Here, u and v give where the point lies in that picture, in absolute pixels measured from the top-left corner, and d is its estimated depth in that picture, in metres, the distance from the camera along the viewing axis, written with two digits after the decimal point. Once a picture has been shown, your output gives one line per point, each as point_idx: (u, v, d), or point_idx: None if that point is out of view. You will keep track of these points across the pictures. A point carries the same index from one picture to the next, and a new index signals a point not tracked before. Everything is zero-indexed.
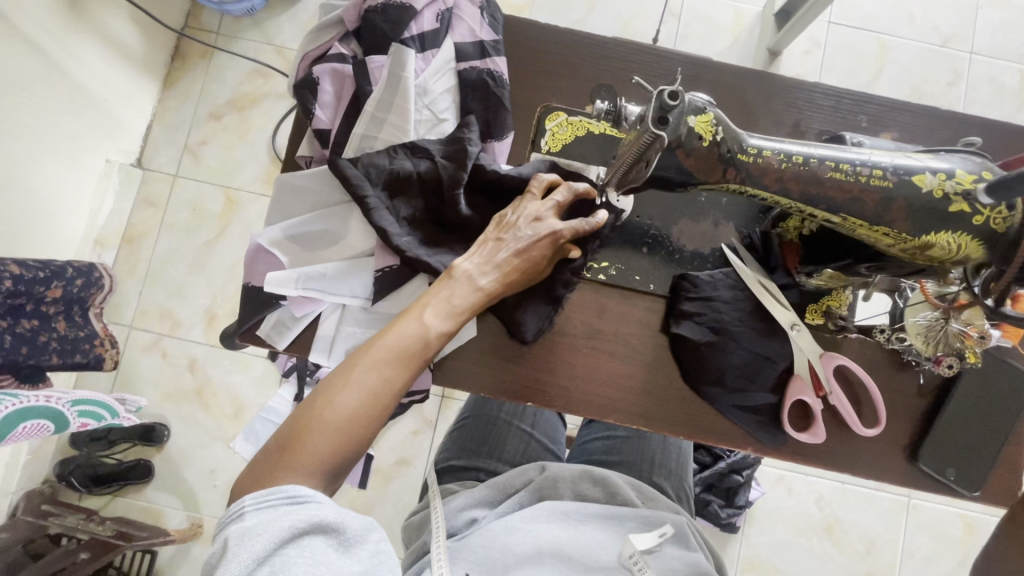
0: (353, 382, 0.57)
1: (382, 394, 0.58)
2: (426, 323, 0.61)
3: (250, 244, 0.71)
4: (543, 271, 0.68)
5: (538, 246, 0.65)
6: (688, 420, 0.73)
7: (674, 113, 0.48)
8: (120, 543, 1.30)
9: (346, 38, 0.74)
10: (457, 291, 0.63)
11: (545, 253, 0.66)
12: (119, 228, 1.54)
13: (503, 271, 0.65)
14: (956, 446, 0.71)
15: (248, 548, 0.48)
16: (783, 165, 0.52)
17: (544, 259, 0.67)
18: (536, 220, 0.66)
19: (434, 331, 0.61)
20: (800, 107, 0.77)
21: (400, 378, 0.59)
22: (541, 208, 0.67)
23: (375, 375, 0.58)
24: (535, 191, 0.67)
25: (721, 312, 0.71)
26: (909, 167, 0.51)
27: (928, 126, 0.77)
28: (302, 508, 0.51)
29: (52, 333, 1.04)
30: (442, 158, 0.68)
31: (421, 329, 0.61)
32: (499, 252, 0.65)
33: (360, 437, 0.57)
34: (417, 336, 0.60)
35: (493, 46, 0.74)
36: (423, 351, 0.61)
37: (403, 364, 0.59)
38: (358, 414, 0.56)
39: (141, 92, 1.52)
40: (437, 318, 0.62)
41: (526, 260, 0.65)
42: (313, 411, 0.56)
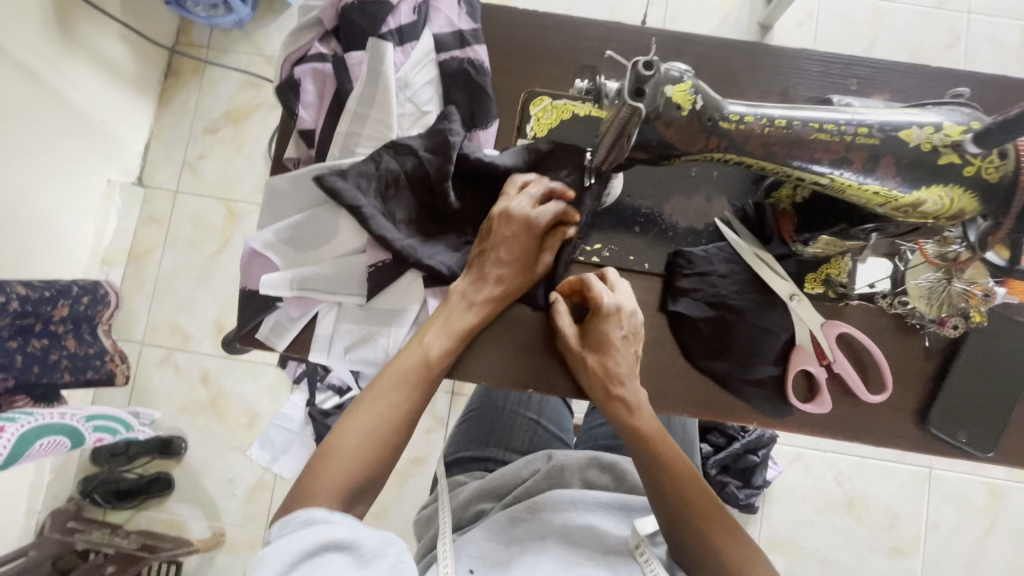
0: (365, 411, 0.61)
1: (394, 417, 0.62)
2: (428, 347, 0.65)
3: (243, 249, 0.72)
4: (533, 270, 0.69)
5: (523, 245, 0.67)
6: (691, 397, 0.72)
7: (650, 83, 0.46)
8: (145, 555, 1.38)
9: (326, 37, 0.74)
10: (452, 311, 0.67)
11: (530, 250, 0.68)
12: (125, 247, 1.56)
13: (493, 282, 0.67)
14: (968, 409, 0.70)
15: (266, 568, 0.49)
16: (767, 129, 0.50)
17: (528, 262, 0.69)
18: (510, 217, 0.66)
19: (437, 353, 0.65)
20: (788, 75, 0.76)
21: (411, 399, 0.63)
22: (516, 203, 0.67)
23: (386, 400, 0.62)
24: (511, 190, 0.68)
25: (718, 286, 0.70)
26: (896, 122, 0.49)
27: (920, 86, 0.75)
28: (316, 528, 0.52)
29: (63, 351, 1.06)
30: (426, 153, 0.68)
31: (424, 353, 0.65)
32: (486, 264, 0.67)
33: (381, 458, 0.60)
34: (421, 359, 0.65)
35: (473, 34, 0.73)
36: (429, 372, 0.65)
37: (411, 386, 0.64)
38: (374, 438, 0.60)
39: (137, 111, 1.54)
40: (438, 339, 0.66)
41: (512, 265, 0.68)
42: (330, 443, 0.59)
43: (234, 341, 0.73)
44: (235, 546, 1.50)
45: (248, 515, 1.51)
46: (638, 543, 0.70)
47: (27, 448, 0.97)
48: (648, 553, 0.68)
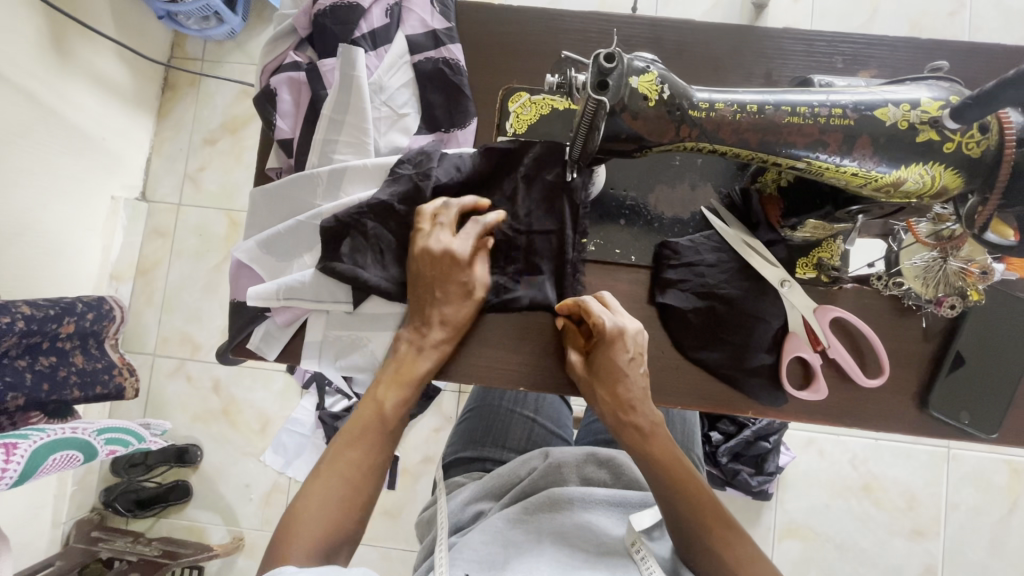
0: (328, 471, 0.63)
1: (355, 472, 0.63)
2: (381, 401, 0.66)
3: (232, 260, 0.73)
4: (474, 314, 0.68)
5: (462, 292, 0.67)
6: (684, 391, 0.72)
7: (613, 75, 0.46)
8: (167, 561, 1.40)
9: (302, 45, 0.74)
10: (405, 358, 0.67)
11: (471, 294, 0.68)
12: (132, 261, 1.59)
13: (443, 327, 0.67)
14: (969, 390, 0.68)
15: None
16: (738, 115, 0.49)
17: (473, 307, 0.68)
18: (432, 259, 0.66)
19: (388, 405, 0.66)
20: (772, 57, 0.75)
21: (366, 452, 0.64)
22: (454, 244, 0.66)
23: (345, 459, 0.63)
24: (424, 226, 0.67)
25: (705, 276, 0.69)
26: (871, 101, 0.47)
27: (909, 59, 0.73)
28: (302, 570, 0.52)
29: (71, 367, 1.09)
30: (402, 205, 0.68)
31: (376, 407, 0.66)
32: (432, 308, 0.67)
33: (347, 519, 0.61)
34: (374, 411, 0.66)
35: (447, 34, 0.73)
36: (381, 424, 0.66)
37: (365, 440, 0.65)
38: (341, 496, 0.62)
39: (136, 128, 1.56)
40: (390, 390, 0.66)
41: (457, 310, 0.67)
42: (303, 506, 0.61)
43: (227, 351, 0.74)
44: (254, 550, 1.53)
45: (265, 520, 1.54)
46: (633, 541, 0.70)
47: (41, 464, 0.99)
48: (644, 550, 0.68)
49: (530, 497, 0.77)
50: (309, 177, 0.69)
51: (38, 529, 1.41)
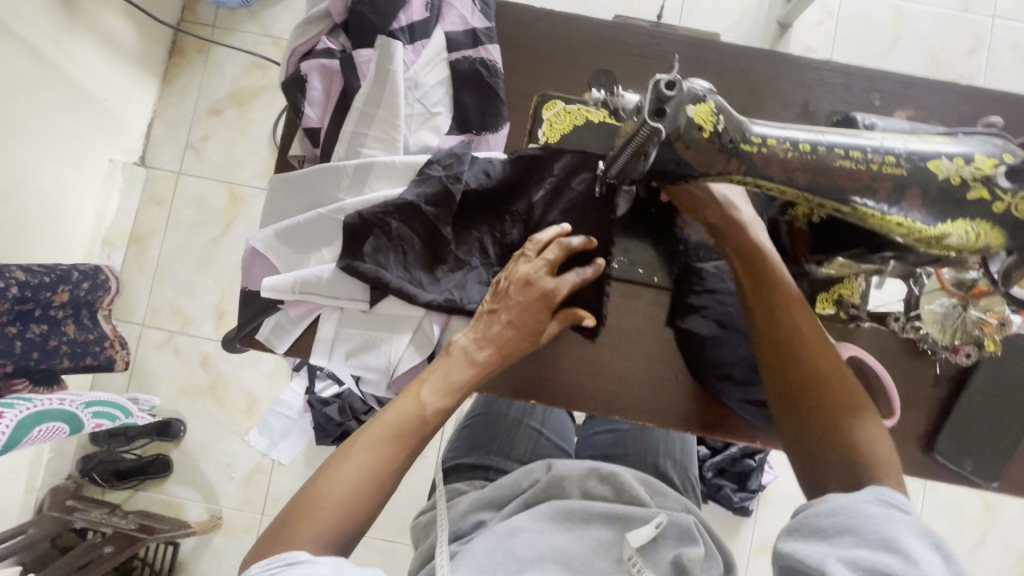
0: (351, 460, 0.57)
1: (380, 470, 0.57)
2: (423, 401, 0.61)
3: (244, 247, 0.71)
4: (540, 336, 0.67)
5: (532, 311, 0.65)
6: (694, 416, 0.72)
7: (672, 103, 0.44)
8: (143, 536, 1.37)
9: (335, 31, 0.71)
10: (453, 366, 0.64)
11: (540, 316, 0.65)
12: (126, 228, 1.55)
13: (499, 344, 0.65)
14: (973, 437, 0.69)
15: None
16: (790, 154, 0.48)
17: (535, 328, 0.66)
18: (527, 284, 0.64)
19: (431, 408, 0.61)
20: (810, 87, 0.74)
21: (398, 455, 0.58)
22: (533, 268, 0.65)
23: (374, 453, 0.57)
24: (530, 253, 0.66)
25: (728, 305, 0.69)
26: (924, 152, 0.47)
27: (945, 103, 0.73)
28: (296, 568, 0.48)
29: (62, 337, 1.05)
30: (429, 205, 0.66)
31: (417, 406, 0.61)
32: (493, 323, 0.65)
33: (359, 517, 0.55)
34: (414, 412, 0.60)
35: (486, 33, 0.71)
36: (420, 428, 0.60)
37: (400, 441, 0.59)
38: (359, 488, 0.55)
39: (140, 91, 1.52)
40: (434, 395, 0.61)
41: (519, 332, 0.65)
42: (315, 490, 0.55)
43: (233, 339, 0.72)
44: (232, 529, 1.51)
45: (245, 500, 1.52)
46: (629, 555, 0.71)
47: (25, 434, 0.96)
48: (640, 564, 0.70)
49: (531, 509, 0.77)
50: (333, 170, 0.68)
51: (13, 493, 1.38)
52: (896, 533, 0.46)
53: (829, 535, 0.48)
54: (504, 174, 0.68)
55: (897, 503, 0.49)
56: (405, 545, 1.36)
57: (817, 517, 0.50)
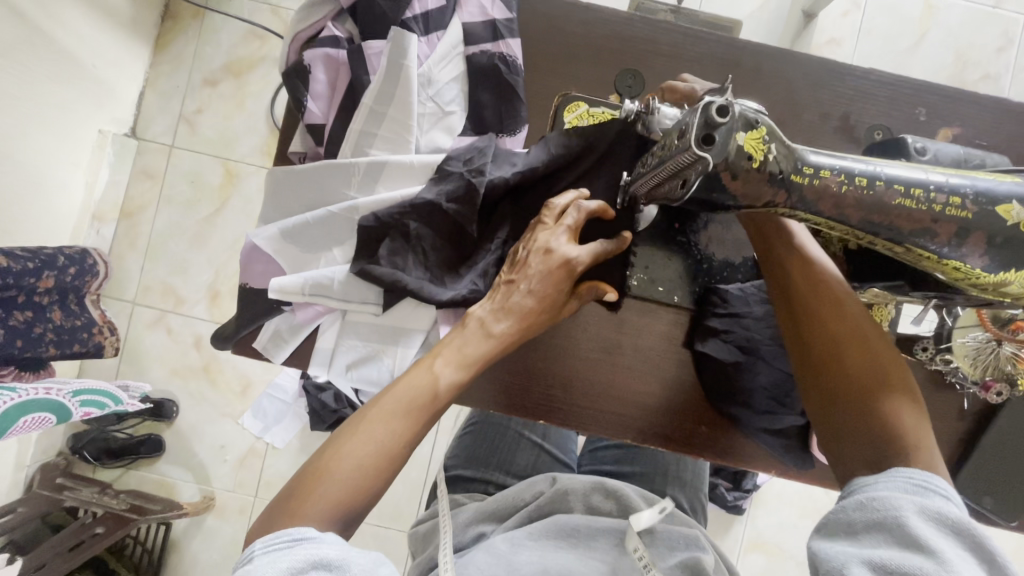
0: (361, 433, 0.52)
1: (390, 444, 0.53)
2: (436, 374, 0.56)
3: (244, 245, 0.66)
4: (560, 310, 0.61)
5: (554, 280, 0.59)
6: (710, 443, 0.69)
7: (721, 130, 0.40)
8: (134, 517, 1.34)
9: (341, 15, 0.65)
10: (468, 339, 0.58)
11: (562, 285, 0.59)
12: (117, 202, 1.49)
13: (519, 316, 0.59)
14: (996, 475, 0.67)
15: (281, 560, 0.44)
16: (844, 188, 0.44)
17: (557, 300, 0.60)
18: (547, 252, 0.59)
19: (445, 382, 0.56)
20: (852, 98, 0.69)
21: (411, 429, 0.54)
22: (552, 235, 0.60)
23: (385, 427, 0.53)
24: (548, 219, 0.61)
25: (752, 330, 0.64)
26: (993, 194, 0.43)
27: (993, 121, 0.69)
28: (301, 546, 0.45)
29: (48, 324, 1.01)
30: (450, 202, 0.61)
31: (431, 380, 0.56)
32: (511, 294, 0.59)
33: (368, 492, 0.51)
34: (427, 386, 0.56)
35: (507, 25, 0.65)
36: (432, 403, 0.55)
37: (413, 416, 0.55)
38: (369, 463, 0.51)
39: (131, 58, 1.43)
40: (448, 366, 0.57)
41: (541, 302, 0.59)
42: (321, 462, 0.51)
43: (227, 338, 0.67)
44: (224, 511, 1.50)
45: (238, 482, 1.51)
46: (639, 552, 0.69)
47: (10, 425, 0.93)
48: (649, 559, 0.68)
49: (532, 522, 0.75)
50: (344, 166, 0.62)
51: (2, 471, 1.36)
52: (933, 536, 0.40)
53: (859, 533, 0.42)
54: (531, 169, 0.62)
55: (937, 489, 0.42)
56: (399, 533, 1.35)
57: (846, 509, 0.44)
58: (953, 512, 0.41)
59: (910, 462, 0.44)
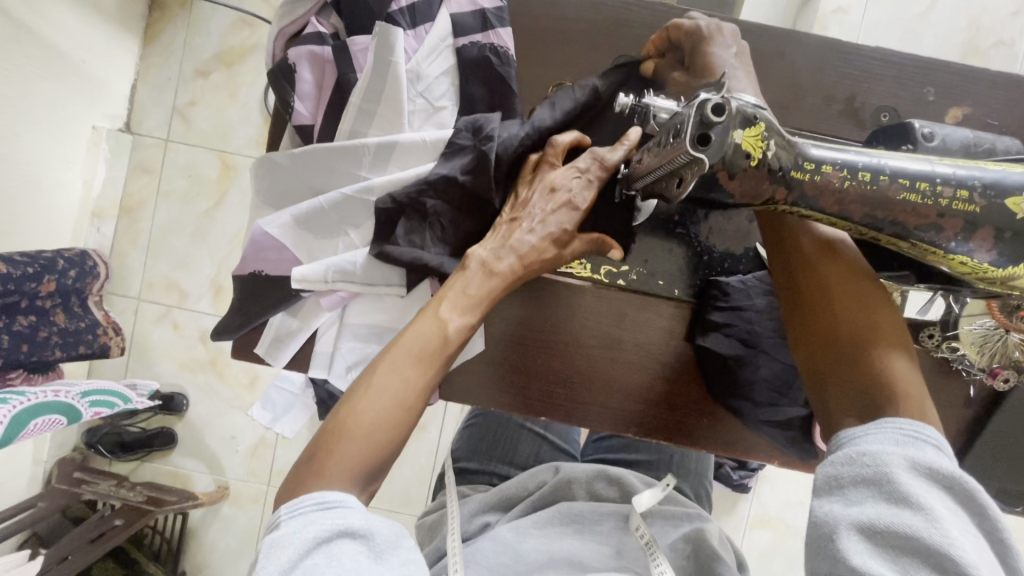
0: (375, 387, 0.51)
1: (405, 394, 0.52)
2: (443, 319, 0.54)
3: (251, 238, 0.64)
4: (567, 248, 0.59)
5: (557, 217, 0.57)
6: (710, 434, 0.69)
7: (718, 129, 0.38)
8: (151, 509, 1.39)
9: (325, 11, 0.63)
10: (471, 280, 0.56)
11: (567, 223, 0.57)
12: (116, 198, 1.48)
13: (522, 254, 0.57)
14: (1001, 461, 0.66)
15: (308, 527, 0.44)
16: (845, 184, 0.42)
17: (562, 236, 0.58)
18: (551, 191, 0.57)
19: (454, 328, 0.54)
20: (856, 79, 0.66)
21: (424, 377, 0.53)
22: (560, 175, 0.58)
23: (398, 377, 0.52)
24: (552, 157, 0.59)
25: (753, 323, 0.64)
26: (1004, 185, 0.41)
27: (1004, 99, 0.66)
28: (328, 513, 0.45)
29: (52, 328, 1.02)
30: (466, 173, 0.60)
31: (438, 326, 0.54)
32: (513, 232, 0.57)
33: (389, 445, 0.51)
34: (435, 332, 0.54)
35: (497, 14, 0.63)
36: (443, 349, 0.54)
37: (424, 363, 0.53)
38: (387, 415, 0.51)
39: (121, 51, 1.41)
40: (454, 311, 0.55)
41: (544, 238, 0.57)
42: (337, 419, 0.51)
43: (229, 331, 0.66)
44: (239, 500, 1.53)
45: (251, 471, 1.53)
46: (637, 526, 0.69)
47: (22, 428, 0.94)
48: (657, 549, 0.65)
49: (537, 511, 0.76)
50: (351, 149, 0.61)
51: (21, 468, 1.38)
52: (923, 491, 0.39)
53: (845, 488, 0.42)
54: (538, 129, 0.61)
55: (926, 440, 0.41)
56: (410, 516, 1.37)
57: (834, 464, 0.43)
58: (943, 464, 0.41)
59: (898, 408, 0.44)
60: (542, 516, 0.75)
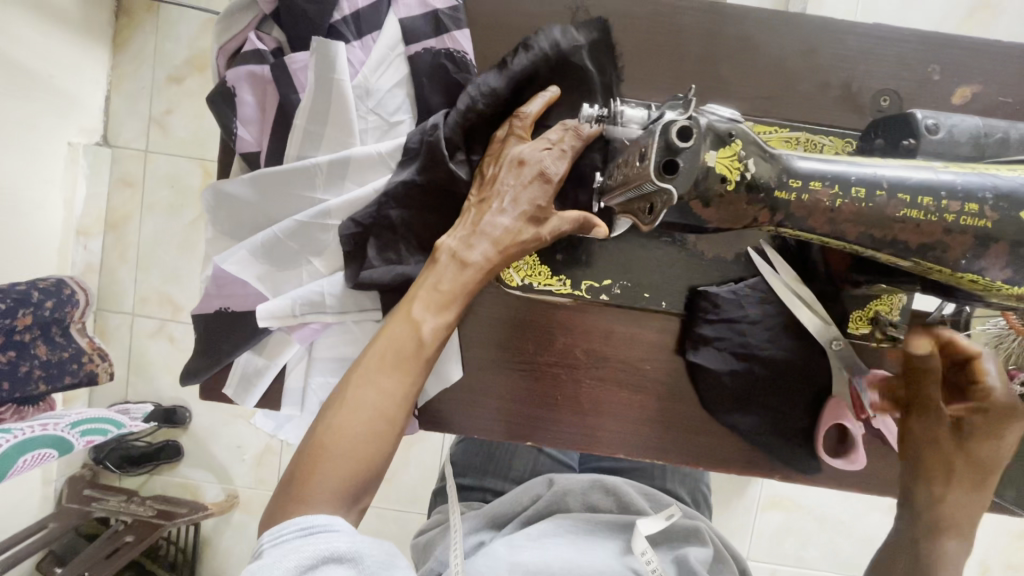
0: (351, 401, 0.48)
1: (384, 405, 0.48)
2: (417, 321, 0.50)
3: (212, 275, 0.61)
4: (544, 224, 0.52)
5: (528, 192, 0.52)
6: (705, 449, 0.65)
7: (685, 154, 0.34)
8: (164, 522, 1.38)
9: (265, 23, 0.58)
10: (443, 274, 0.51)
11: (540, 199, 0.52)
12: (100, 214, 1.44)
13: (494, 237, 0.52)
14: (1020, 466, 0.62)
15: (290, 554, 0.41)
16: (837, 202, 0.37)
17: (536, 213, 0.52)
18: (518, 163, 0.52)
19: (429, 329, 0.50)
20: (851, 62, 0.60)
21: (404, 384, 0.49)
22: (529, 148, 0.53)
23: (375, 388, 0.48)
24: (518, 130, 0.54)
25: (747, 335, 0.60)
26: (1019, 195, 0.36)
27: (1019, 73, 0.60)
28: (312, 537, 0.42)
29: (34, 361, 1.00)
30: (420, 172, 0.55)
31: (413, 328, 0.50)
32: (484, 214, 0.52)
33: (374, 459, 0.48)
34: (409, 336, 0.50)
35: (451, 15, 0.57)
36: (420, 352, 0.50)
37: (400, 370, 0.49)
38: (367, 430, 0.47)
39: (90, 60, 1.35)
40: (428, 311, 0.50)
41: (517, 218, 0.52)
42: (315, 439, 0.47)
43: (200, 373, 0.63)
44: (250, 507, 1.52)
45: (259, 479, 1.52)
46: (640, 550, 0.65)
47: (11, 466, 0.92)
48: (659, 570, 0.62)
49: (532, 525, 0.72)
50: (302, 169, 0.56)
51: (30, 489, 1.38)
52: None
53: None
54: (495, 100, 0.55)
55: None
56: (418, 514, 1.35)
57: None
58: None
59: None
60: (538, 527, 0.71)
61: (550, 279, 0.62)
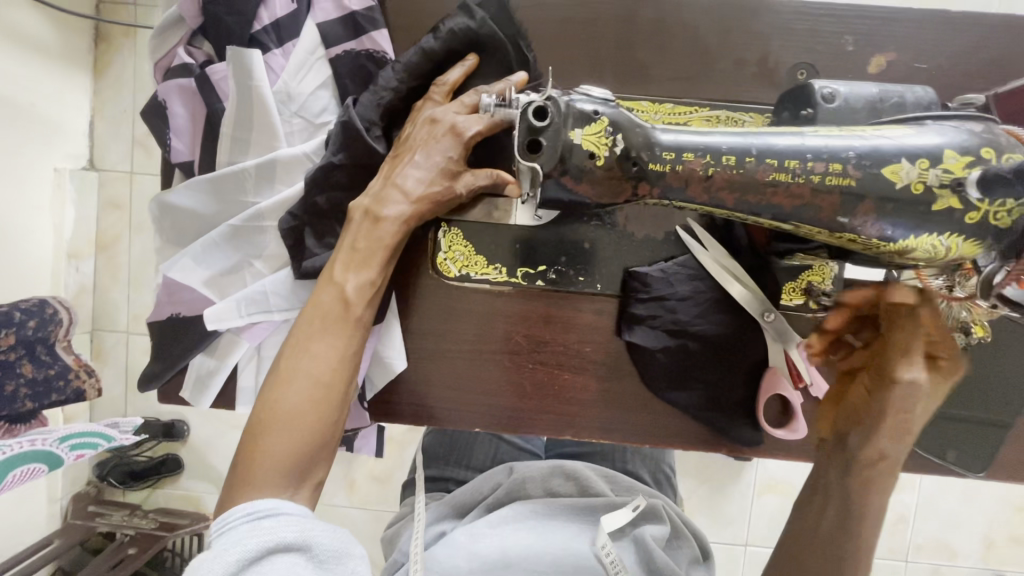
0: (286, 373, 0.50)
1: (317, 369, 0.51)
2: (341, 284, 0.53)
3: (162, 283, 0.63)
4: (457, 178, 0.55)
5: (438, 146, 0.54)
6: (641, 427, 0.67)
7: (546, 133, 0.38)
8: (165, 533, 1.40)
9: (196, 37, 0.60)
10: (358, 233, 0.55)
11: (452, 153, 0.54)
12: (90, 236, 1.46)
13: (406, 190, 0.54)
14: (961, 425, 0.63)
15: (239, 542, 0.42)
16: (710, 170, 0.41)
17: (449, 166, 0.55)
18: (430, 120, 0.55)
19: (351, 289, 0.53)
20: (769, 37, 0.61)
21: (335, 346, 0.52)
22: (444, 109, 0.56)
23: (307, 354, 0.51)
24: (437, 95, 0.57)
25: (677, 311, 0.62)
26: (880, 154, 0.40)
27: (939, 39, 0.61)
28: (261, 524, 0.44)
29: (19, 380, 1.02)
30: (338, 152, 0.57)
31: (337, 292, 0.53)
32: (399, 166, 0.55)
33: (316, 424, 0.50)
34: (335, 300, 0.53)
35: (366, 16, 0.59)
36: (346, 313, 0.53)
37: (328, 331, 0.52)
38: (306, 395, 0.50)
39: (71, 88, 1.37)
40: (347, 271, 0.54)
41: (428, 171, 0.54)
42: (256, 417, 0.49)
43: (157, 377, 0.65)
44: None
45: None
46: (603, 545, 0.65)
47: None
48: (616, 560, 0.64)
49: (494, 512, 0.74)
50: (234, 173, 0.59)
51: (36, 507, 1.40)
52: None
53: None
54: (411, 76, 0.57)
55: None
56: None
57: None
58: None
59: None
60: (499, 515, 0.72)
61: (486, 267, 0.64)
